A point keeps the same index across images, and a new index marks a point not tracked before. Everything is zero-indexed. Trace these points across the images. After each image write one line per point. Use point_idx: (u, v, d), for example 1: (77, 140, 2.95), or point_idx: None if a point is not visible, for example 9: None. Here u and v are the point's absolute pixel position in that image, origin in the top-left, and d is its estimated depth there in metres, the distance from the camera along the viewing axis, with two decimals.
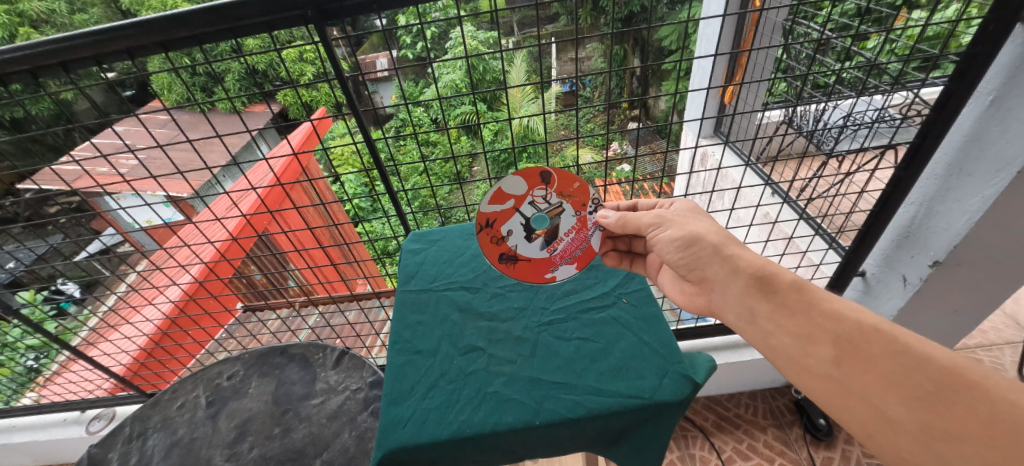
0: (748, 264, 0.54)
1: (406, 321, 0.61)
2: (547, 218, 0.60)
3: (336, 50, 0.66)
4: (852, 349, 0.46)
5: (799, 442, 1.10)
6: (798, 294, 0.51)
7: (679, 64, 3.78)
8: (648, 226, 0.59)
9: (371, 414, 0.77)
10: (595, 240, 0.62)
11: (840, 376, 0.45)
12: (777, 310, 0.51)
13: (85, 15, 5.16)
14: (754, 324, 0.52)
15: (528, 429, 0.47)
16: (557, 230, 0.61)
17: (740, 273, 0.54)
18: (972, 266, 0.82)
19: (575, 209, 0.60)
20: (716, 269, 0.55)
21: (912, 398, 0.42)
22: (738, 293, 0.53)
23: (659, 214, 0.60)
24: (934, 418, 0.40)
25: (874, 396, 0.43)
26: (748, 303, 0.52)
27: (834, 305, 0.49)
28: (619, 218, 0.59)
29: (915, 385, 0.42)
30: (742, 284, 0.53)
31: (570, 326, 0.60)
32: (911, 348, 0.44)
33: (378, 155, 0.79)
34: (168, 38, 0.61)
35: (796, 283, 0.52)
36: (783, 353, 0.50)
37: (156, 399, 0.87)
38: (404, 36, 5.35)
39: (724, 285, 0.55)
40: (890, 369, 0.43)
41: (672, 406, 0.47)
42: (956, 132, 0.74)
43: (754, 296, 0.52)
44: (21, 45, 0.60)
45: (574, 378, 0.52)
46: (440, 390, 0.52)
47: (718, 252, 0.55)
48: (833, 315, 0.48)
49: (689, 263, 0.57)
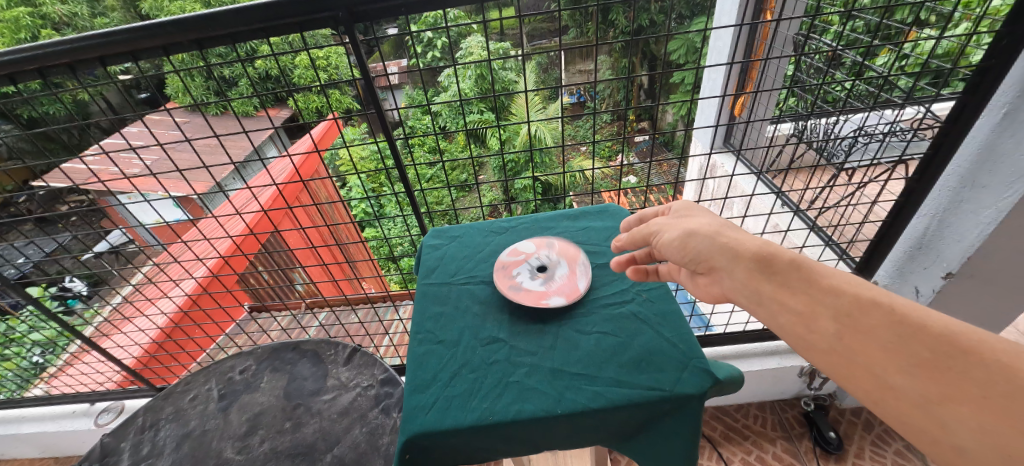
0: (745, 246, 0.46)
1: (429, 313, 0.62)
2: (540, 284, 0.63)
3: (361, 51, 0.68)
4: (852, 322, 0.38)
5: (808, 455, 1.09)
6: (798, 271, 0.43)
7: (688, 78, 3.81)
8: (651, 236, 0.56)
9: (382, 412, 0.78)
10: (582, 283, 0.63)
11: (844, 352, 0.37)
12: (777, 288, 0.42)
13: (106, 19, 5.34)
14: (756, 307, 0.44)
15: (550, 417, 0.47)
16: (551, 280, 0.64)
17: (741, 258, 0.46)
18: (986, 279, 0.82)
19: (554, 295, 0.62)
20: (716, 257, 0.47)
21: (911, 364, 0.34)
22: (738, 277, 0.45)
23: (657, 223, 0.55)
24: (942, 388, 0.32)
25: (876, 366, 0.35)
26: (751, 285, 0.44)
27: (833, 281, 0.41)
28: (627, 235, 0.58)
29: (914, 351, 0.34)
30: (743, 268, 0.45)
31: (590, 319, 0.59)
32: (911, 316, 0.36)
33: (399, 157, 0.83)
34: (203, 37, 0.63)
35: (793, 258, 0.43)
36: (782, 332, 0.41)
37: (170, 391, 0.88)
38: (416, 46, 5.48)
39: (726, 272, 0.46)
40: (890, 337, 0.35)
41: (693, 399, 0.47)
42: (970, 145, 0.74)
43: (753, 277, 0.44)
44: (63, 39, 0.62)
45: (596, 369, 0.51)
46: (463, 378, 0.52)
47: (712, 240, 0.49)
48: (831, 289, 0.40)
49: (689, 258, 0.50)
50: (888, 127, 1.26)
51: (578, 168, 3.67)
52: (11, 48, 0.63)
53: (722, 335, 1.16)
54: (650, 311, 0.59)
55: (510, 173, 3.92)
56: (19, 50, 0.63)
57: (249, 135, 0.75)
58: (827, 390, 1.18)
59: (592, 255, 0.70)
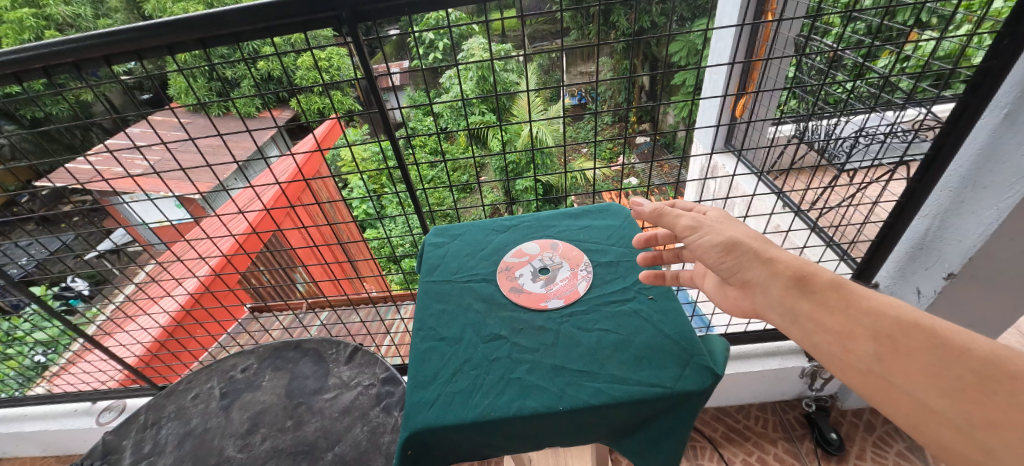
0: (784, 265, 0.48)
1: (430, 310, 0.62)
2: (541, 284, 0.64)
3: (364, 51, 0.68)
4: (892, 343, 0.41)
5: (809, 456, 1.09)
6: (836, 292, 0.45)
7: (689, 79, 3.83)
8: (684, 229, 0.54)
9: (383, 410, 0.78)
10: (582, 286, 0.63)
11: (883, 372, 0.40)
12: (818, 309, 0.45)
13: (108, 20, 5.37)
14: (794, 326, 0.46)
15: (551, 413, 0.47)
16: (551, 282, 0.65)
17: (779, 275, 0.48)
18: (987, 280, 0.82)
19: (553, 295, 0.62)
20: (755, 271, 0.49)
21: (951, 389, 0.37)
22: (777, 295, 0.47)
23: (695, 217, 0.54)
24: (978, 408, 0.36)
25: (915, 389, 0.39)
26: (790, 303, 0.46)
27: (872, 303, 0.44)
28: (655, 209, 0.57)
29: (953, 376, 0.38)
30: (782, 286, 0.47)
31: (591, 316, 0.59)
32: (948, 340, 0.39)
33: (401, 156, 0.83)
34: (209, 36, 0.64)
35: (831, 281, 0.46)
36: (821, 351, 0.44)
37: (172, 389, 0.88)
38: (417, 48, 5.51)
39: (764, 288, 0.48)
40: (928, 361, 0.39)
41: (695, 396, 0.47)
42: (971, 146, 0.75)
43: (794, 296, 0.46)
44: (69, 38, 0.62)
45: (597, 366, 0.51)
46: (464, 375, 0.52)
47: (752, 256, 0.49)
48: (871, 311, 0.43)
49: (726, 269, 0.51)
50: (887, 128, 1.26)
51: (579, 169, 3.68)
52: (19, 46, 0.63)
53: (723, 335, 1.16)
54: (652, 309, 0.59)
55: (511, 174, 3.93)
56: (25, 48, 0.63)
57: (252, 134, 0.75)
58: (829, 392, 1.18)
59: (593, 253, 0.69)
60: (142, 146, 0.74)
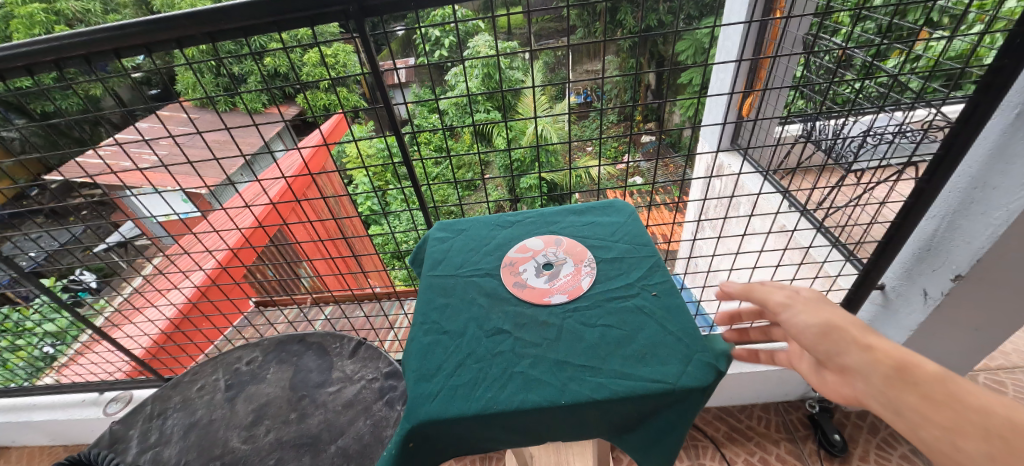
0: (886, 351, 0.42)
1: (434, 304, 0.62)
2: (545, 278, 0.64)
3: (370, 49, 0.69)
4: None
5: (812, 457, 1.09)
6: (956, 391, 0.38)
7: (696, 78, 3.83)
8: (778, 305, 0.50)
9: (386, 404, 0.79)
10: (586, 282, 0.63)
11: None
12: (929, 407, 0.38)
13: (119, 15, 5.37)
14: (897, 421, 0.39)
15: (554, 408, 0.47)
16: (555, 276, 0.65)
17: (883, 361, 0.41)
18: (997, 282, 0.81)
19: (557, 289, 0.63)
20: (851, 353, 0.43)
21: None
22: (878, 383, 0.40)
23: (790, 295, 0.50)
24: None
25: None
26: (894, 394, 0.39)
27: (1006, 409, 0.36)
28: (746, 288, 0.56)
29: None
30: (886, 375, 0.40)
31: (595, 312, 0.58)
32: None
33: (407, 152, 0.84)
34: (216, 30, 0.64)
35: (936, 370, 0.39)
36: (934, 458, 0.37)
37: (178, 381, 0.89)
38: (423, 45, 5.51)
39: (862, 374, 0.42)
40: None
41: (697, 392, 0.47)
42: (982, 146, 0.74)
43: (899, 388, 0.39)
44: (79, 32, 0.63)
45: (599, 361, 0.51)
46: (467, 368, 0.52)
47: (853, 338, 0.44)
48: (1006, 421, 0.35)
49: (821, 352, 0.45)
50: (896, 127, 1.25)
51: (584, 168, 3.67)
52: (31, 39, 0.64)
53: None
54: (656, 305, 0.59)
55: (516, 172, 3.93)
56: (38, 41, 0.64)
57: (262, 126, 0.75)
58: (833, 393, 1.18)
59: (597, 250, 0.69)
60: (152, 139, 0.75)
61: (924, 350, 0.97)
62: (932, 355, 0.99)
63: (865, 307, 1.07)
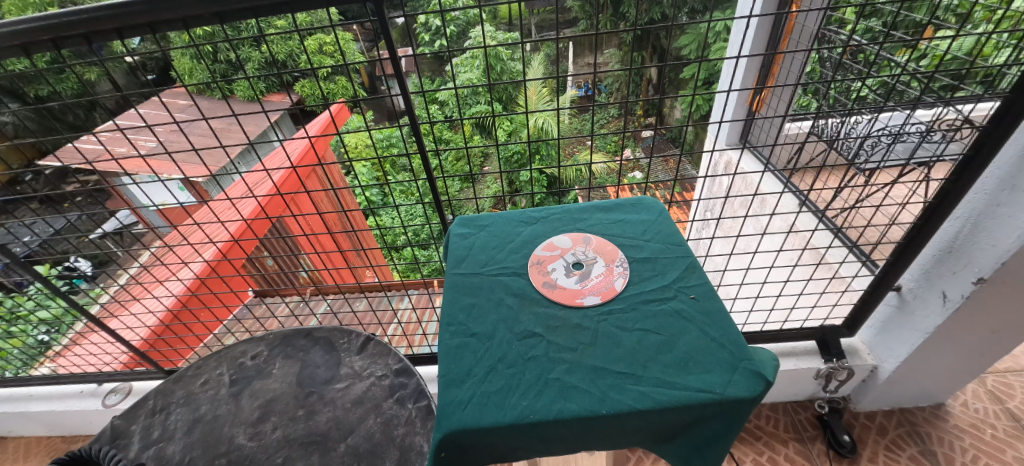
0: None
1: (460, 303, 0.60)
2: (578, 276, 0.62)
3: (389, 35, 0.67)
4: None
5: (821, 458, 1.08)
6: None
7: (700, 73, 3.82)
8: None
9: (397, 402, 0.77)
10: (619, 282, 0.61)
11: None
12: None
13: None
14: None
15: (594, 417, 0.45)
16: (587, 275, 0.63)
17: None
18: (1021, 286, 0.79)
19: (589, 289, 0.61)
20: None
21: None
22: None
23: None
24: None
25: None
26: None
27: None
28: None
29: None
30: None
31: (630, 316, 0.56)
32: None
33: (422, 142, 0.81)
34: (226, 10, 0.61)
35: None
36: None
37: (180, 375, 0.87)
38: (423, 34, 5.41)
39: None
40: None
41: (746, 403, 0.45)
42: (1012, 148, 0.72)
43: None
44: (78, 9, 0.59)
45: (640, 369, 0.49)
46: (500, 373, 0.50)
47: None
48: None
49: None
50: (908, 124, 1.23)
51: (585, 163, 3.66)
52: (28, 16, 0.60)
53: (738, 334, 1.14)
54: (695, 310, 0.56)
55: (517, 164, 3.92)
56: (33, 19, 0.60)
57: (250, 115, 0.69)
58: (843, 394, 1.17)
59: (628, 249, 0.67)
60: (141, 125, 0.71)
61: (938, 353, 0.96)
62: (946, 358, 0.98)
63: (879, 309, 1.06)
